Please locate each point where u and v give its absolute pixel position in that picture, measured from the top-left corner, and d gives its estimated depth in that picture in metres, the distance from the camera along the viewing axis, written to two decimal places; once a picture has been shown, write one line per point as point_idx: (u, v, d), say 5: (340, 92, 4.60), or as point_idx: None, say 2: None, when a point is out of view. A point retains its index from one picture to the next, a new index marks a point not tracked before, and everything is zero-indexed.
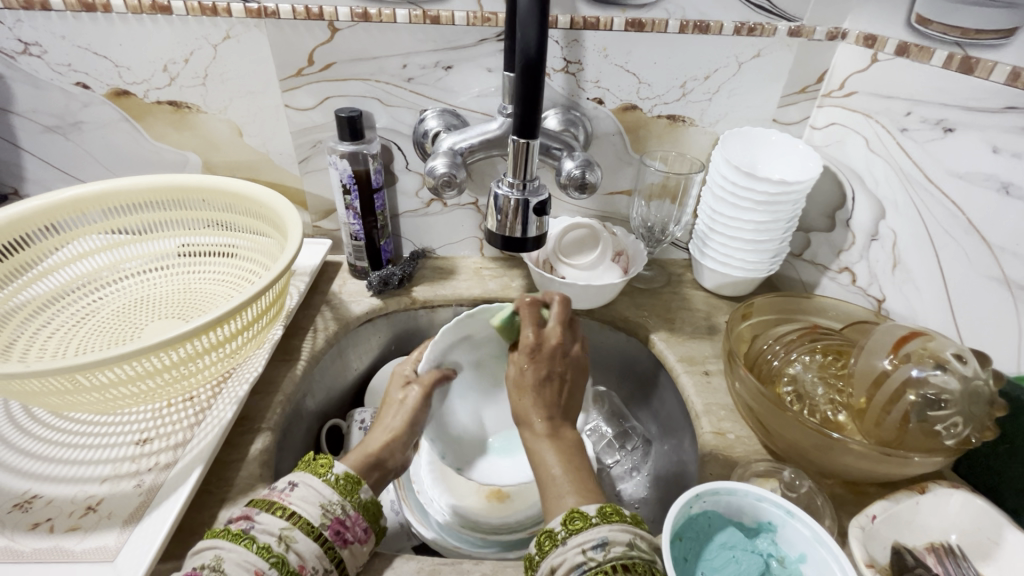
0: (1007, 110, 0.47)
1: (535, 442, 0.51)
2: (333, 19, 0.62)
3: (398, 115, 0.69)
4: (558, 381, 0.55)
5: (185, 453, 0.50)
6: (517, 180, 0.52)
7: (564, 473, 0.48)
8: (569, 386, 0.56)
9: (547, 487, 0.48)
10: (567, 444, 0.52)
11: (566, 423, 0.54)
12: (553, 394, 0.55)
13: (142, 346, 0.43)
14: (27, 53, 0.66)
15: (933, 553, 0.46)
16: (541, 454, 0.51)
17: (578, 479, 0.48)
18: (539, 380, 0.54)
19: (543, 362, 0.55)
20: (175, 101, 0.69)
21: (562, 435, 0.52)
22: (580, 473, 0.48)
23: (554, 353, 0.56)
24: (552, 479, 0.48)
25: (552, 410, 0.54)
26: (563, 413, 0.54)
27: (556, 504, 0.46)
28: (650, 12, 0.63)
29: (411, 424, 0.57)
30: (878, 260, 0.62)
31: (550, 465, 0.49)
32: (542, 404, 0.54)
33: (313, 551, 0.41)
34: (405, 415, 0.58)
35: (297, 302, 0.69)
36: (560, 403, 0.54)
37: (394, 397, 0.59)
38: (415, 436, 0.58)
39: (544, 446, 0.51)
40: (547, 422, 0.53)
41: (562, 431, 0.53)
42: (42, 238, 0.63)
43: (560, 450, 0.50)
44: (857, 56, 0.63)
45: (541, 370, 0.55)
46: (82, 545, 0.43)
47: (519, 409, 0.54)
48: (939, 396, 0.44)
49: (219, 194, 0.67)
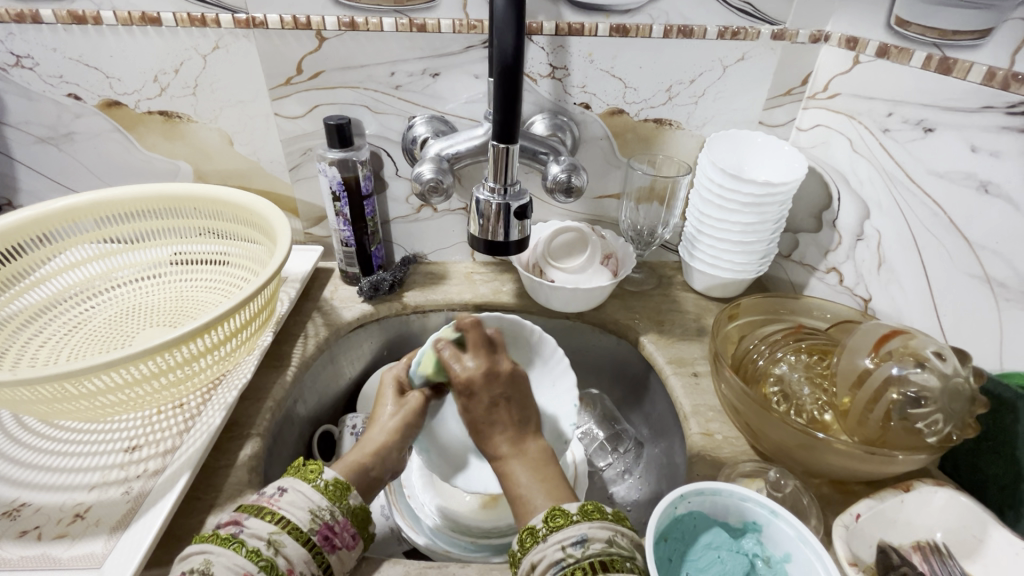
0: (984, 110, 0.48)
1: (505, 465, 0.52)
2: (320, 28, 0.63)
3: (387, 122, 0.70)
4: (503, 403, 0.56)
5: (174, 460, 0.50)
6: (499, 185, 0.53)
7: (530, 485, 0.49)
8: (516, 401, 0.56)
9: (517, 505, 0.48)
10: (533, 456, 0.52)
11: (528, 434, 0.55)
12: (503, 415, 0.55)
13: (128, 354, 0.43)
14: (19, 65, 0.66)
15: (919, 551, 0.46)
16: (513, 473, 0.51)
17: (549, 488, 0.49)
18: (487, 409, 0.55)
19: (483, 391, 0.56)
20: (166, 111, 0.70)
21: (525, 448, 0.53)
22: (548, 481, 0.49)
23: (489, 376, 0.56)
24: (519, 497, 0.49)
25: (507, 431, 0.54)
26: (522, 426, 0.55)
27: (524, 514, 0.47)
28: (634, 17, 0.63)
29: (406, 427, 0.58)
30: (864, 259, 0.63)
31: (520, 483, 0.50)
32: (498, 431, 0.54)
33: (301, 555, 0.41)
34: (401, 416, 0.58)
35: (288, 308, 0.69)
36: (517, 421, 0.55)
37: (393, 400, 0.60)
38: (410, 439, 0.58)
39: (514, 464, 0.52)
40: (508, 442, 0.53)
41: (523, 445, 0.53)
42: (35, 247, 0.63)
43: (526, 464, 0.51)
44: (840, 58, 0.63)
45: (482, 401, 0.56)
46: (69, 553, 0.43)
47: (482, 442, 0.55)
48: (920, 394, 0.44)
49: (209, 202, 0.67)
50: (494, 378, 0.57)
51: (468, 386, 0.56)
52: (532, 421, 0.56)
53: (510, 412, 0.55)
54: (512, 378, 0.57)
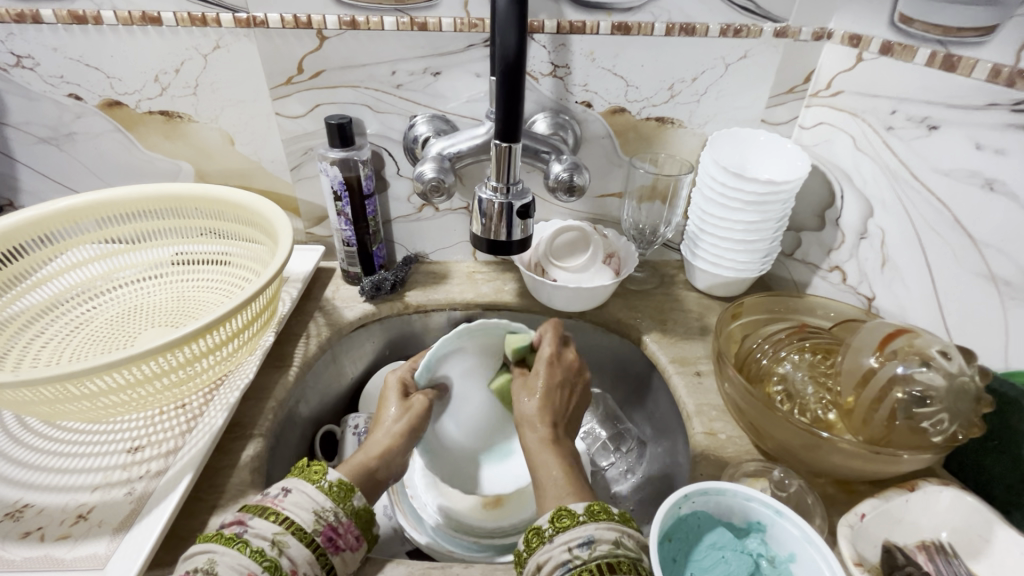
0: (989, 107, 0.47)
1: (536, 451, 0.53)
2: (321, 27, 0.63)
3: (389, 122, 0.70)
4: (564, 392, 0.60)
5: (176, 461, 0.50)
6: (501, 184, 0.52)
7: (560, 477, 0.49)
8: (570, 402, 0.60)
9: (546, 491, 0.48)
10: (564, 453, 0.53)
11: (562, 435, 0.56)
12: (557, 402, 0.59)
13: (130, 355, 0.43)
14: (19, 65, 0.66)
15: (924, 551, 0.46)
16: (541, 463, 0.52)
17: (575, 485, 0.48)
18: (553, 384, 0.59)
19: (555, 372, 0.60)
20: (166, 111, 0.70)
21: (559, 445, 0.54)
22: (573, 477, 0.49)
23: (560, 365, 0.61)
24: (551, 483, 0.49)
25: (551, 420, 0.56)
26: (562, 425, 0.57)
27: (552, 501, 0.46)
28: (636, 15, 0.63)
29: (412, 429, 0.58)
30: (868, 258, 0.62)
31: (551, 471, 0.50)
32: (542, 413, 0.56)
33: (304, 557, 0.41)
34: (406, 420, 0.58)
35: (289, 308, 0.69)
36: (562, 417, 0.58)
37: (399, 403, 0.59)
38: (415, 441, 0.58)
39: (546, 452, 0.53)
40: (547, 431, 0.55)
41: (561, 439, 0.55)
42: (36, 248, 0.63)
43: (558, 455, 0.52)
44: (843, 56, 0.63)
45: (558, 375, 0.60)
46: (72, 554, 0.43)
47: (524, 419, 0.56)
48: (925, 393, 0.44)
49: (211, 202, 0.67)
50: (562, 369, 0.61)
51: (552, 359, 0.61)
52: (563, 429, 0.58)
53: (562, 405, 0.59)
54: (574, 378, 0.62)
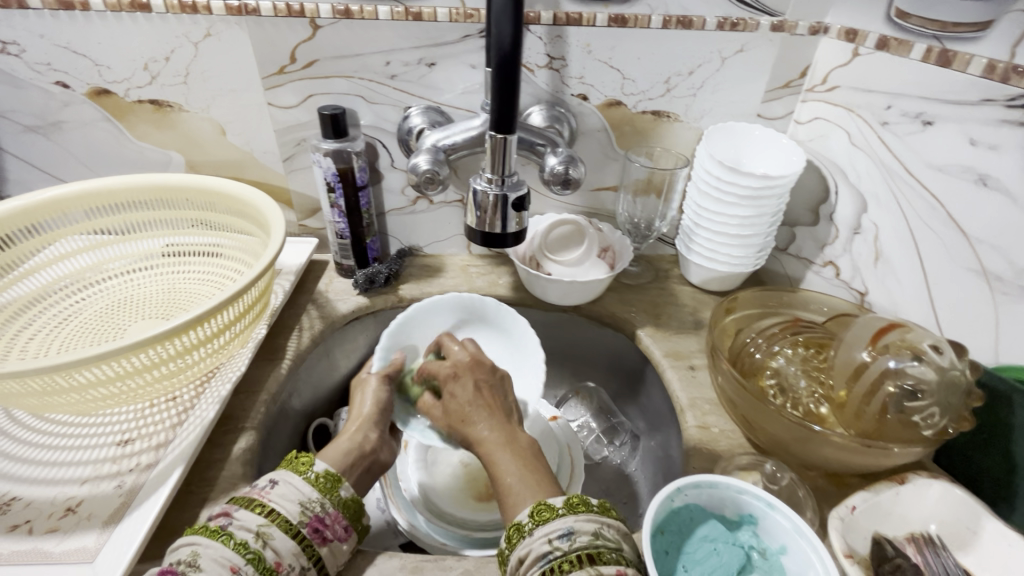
0: (983, 103, 0.48)
1: (490, 452, 0.50)
2: (314, 16, 0.62)
3: (383, 113, 0.69)
4: (487, 388, 0.55)
5: (167, 454, 0.49)
6: (495, 176, 0.52)
7: (517, 474, 0.47)
8: (500, 389, 0.56)
9: (503, 497, 0.46)
10: (520, 448, 0.50)
11: (512, 426, 0.53)
12: (487, 400, 0.54)
13: (117, 347, 0.43)
14: (5, 52, 0.65)
15: (914, 543, 0.46)
16: (497, 462, 0.49)
17: (536, 479, 0.47)
18: (471, 393, 0.54)
19: (467, 376, 0.56)
20: (156, 100, 0.69)
21: (515, 440, 0.51)
22: (536, 473, 0.48)
23: (474, 363, 0.57)
24: (507, 488, 0.47)
25: (493, 414, 0.53)
26: (508, 418, 0.53)
27: (514, 506, 0.45)
28: (632, 8, 0.63)
29: (384, 407, 0.58)
30: (861, 253, 0.63)
31: (507, 473, 0.48)
32: (480, 416, 0.53)
33: (290, 549, 0.41)
34: (374, 398, 0.58)
35: (282, 300, 0.69)
36: (503, 413, 0.54)
37: (360, 385, 0.60)
38: (389, 420, 0.58)
39: (501, 453, 0.50)
40: (492, 428, 0.52)
41: (509, 436, 0.51)
42: (23, 238, 0.62)
43: (511, 454, 0.49)
44: (839, 50, 0.63)
45: (467, 385, 0.55)
46: (60, 547, 0.43)
47: (467, 428, 0.53)
48: (917, 387, 0.45)
49: (202, 193, 0.66)
50: (480, 367, 0.57)
51: (456, 370, 0.56)
52: (514, 417, 0.55)
53: (493, 397, 0.55)
54: (495, 370, 0.58)
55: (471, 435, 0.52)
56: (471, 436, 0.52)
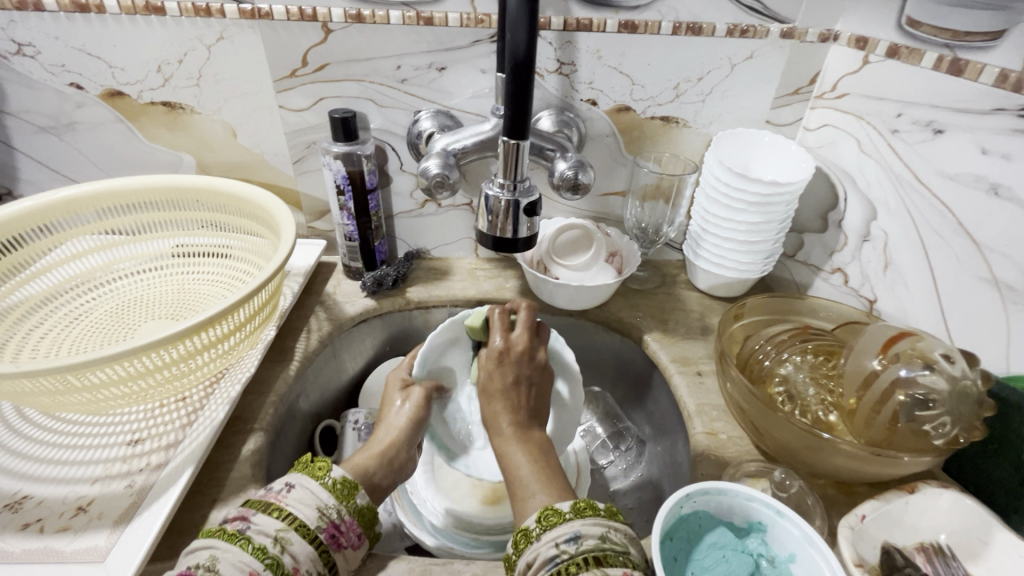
0: (995, 112, 0.47)
1: (503, 444, 0.51)
2: (327, 20, 0.62)
3: (392, 117, 0.70)
4: (524, 387, 0.56)
5: (176, 454, 0.50)
6: (507, 181, 0.52)
7: (529, 470, 0.48)
8: (536, 393, 0.57)
9: (513, 489, 0.47)
10: (534, 444, 0.51)
11: (534, 425, 0.54)
12: (522, 396, 0.56)
13: (130, 348, 0.43)
14: (20, 53, 0.66)
15: (923, 553, 0.46)
16: (510, 455, 0.50)
17: (546, 477, 0.48)
18: (509, 383, 0.56)
19: (509, 366, 0.57)
20: (169, 102, 0.69)
21: (529, 436, 0.52)
22: (546, 470, 0.48)
23: (522, 355, 0.58)
24: (517, 480, 0.48)
25: (519, 412, 0.54)
26: (532, 415, 0.55)
27: (521, 500, 0.46)
28: (642, 14, 0.63)
29: (416, 423, 0.58)
30: (870, 261, 0.63)
31: (519, 465, 0.49)
32: (508, 406, 0.54)
33: (307, 554, 0.41)
34: (409, 411, 0.58)
35: (291, 302, 0.69)
36: (533, 409, 0.55)
37: (401, 394, 0.60)
38: (419, 435, 0.58)
39: (514, 447, 0.51)
40: (514, 423, 0.53)
41: (528, 432, 0.53)
42: (36, 238, 0.63)
43: (525, 449, 0.50)
44: (849, 57, 0.63)
45: (508, 374, 0.57)
46: (72, 546, 0.43)
47: (491, 411, 0.55)
48: (928, 396, 0.44)
49: (213, 194, 0.67)
50: (528, 360, 0.58)
51: (504, 354, 0.58)
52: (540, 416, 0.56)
53: (527, 396, 0.56)
54: (540, 368, 0.59)
55: (493, 419, 0.54)
56: (494, 420, 0.54)
